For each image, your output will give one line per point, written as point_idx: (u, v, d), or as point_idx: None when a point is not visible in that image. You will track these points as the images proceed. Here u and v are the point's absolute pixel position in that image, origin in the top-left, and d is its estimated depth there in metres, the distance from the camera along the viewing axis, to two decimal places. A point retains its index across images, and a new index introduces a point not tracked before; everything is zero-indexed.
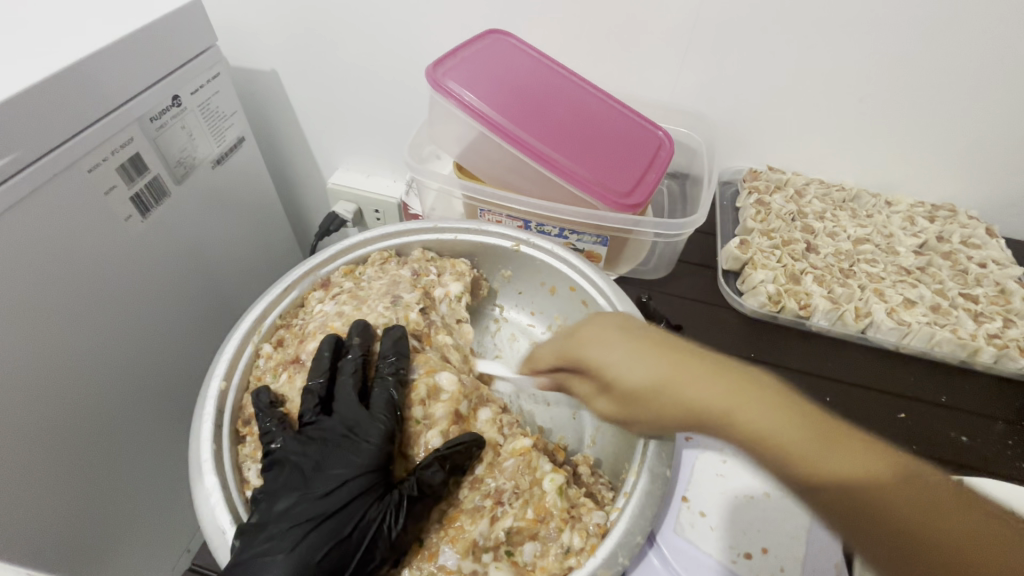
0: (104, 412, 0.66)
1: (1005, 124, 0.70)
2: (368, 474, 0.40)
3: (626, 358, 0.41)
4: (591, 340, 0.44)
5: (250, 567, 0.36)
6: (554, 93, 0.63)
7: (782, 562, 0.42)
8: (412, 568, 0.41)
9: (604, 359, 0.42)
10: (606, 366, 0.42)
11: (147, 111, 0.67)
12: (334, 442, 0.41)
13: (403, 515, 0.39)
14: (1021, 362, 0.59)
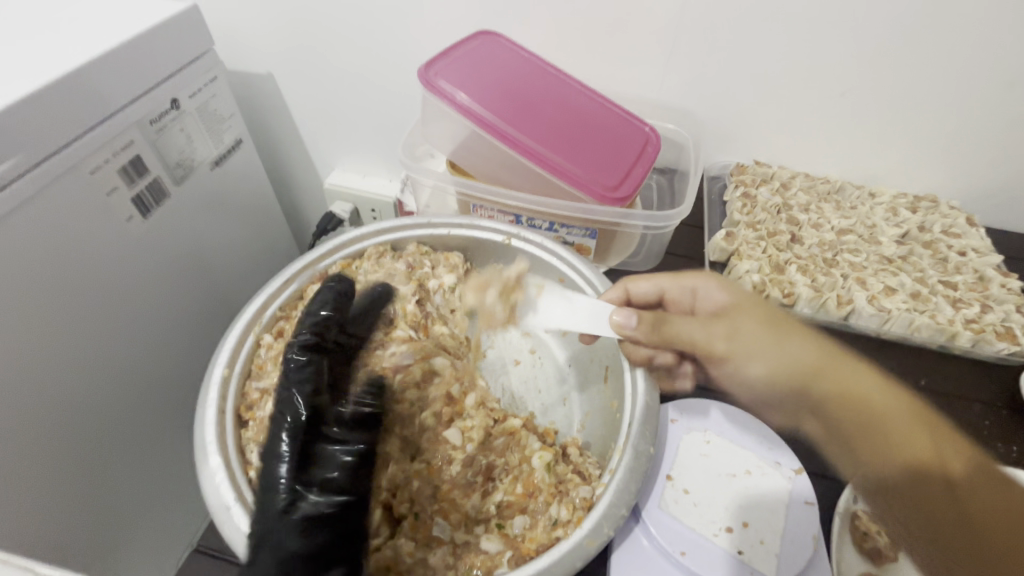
0: (109, 409, 0.68)
1: (982, 116, 0.72)
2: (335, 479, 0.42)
3: (748, 301, 0.48)
4: (711, 283, 0.50)
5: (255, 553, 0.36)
6: (543, 92, 0.65)
7: (762, 535, 0.43)
8: (407, 536, 0.44)
9: (730, 295, 0.49)
10: (731, 303, 0.49)
11: (147, 114, 0.69)
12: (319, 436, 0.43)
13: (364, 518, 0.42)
14: (998, 346, 0.60)
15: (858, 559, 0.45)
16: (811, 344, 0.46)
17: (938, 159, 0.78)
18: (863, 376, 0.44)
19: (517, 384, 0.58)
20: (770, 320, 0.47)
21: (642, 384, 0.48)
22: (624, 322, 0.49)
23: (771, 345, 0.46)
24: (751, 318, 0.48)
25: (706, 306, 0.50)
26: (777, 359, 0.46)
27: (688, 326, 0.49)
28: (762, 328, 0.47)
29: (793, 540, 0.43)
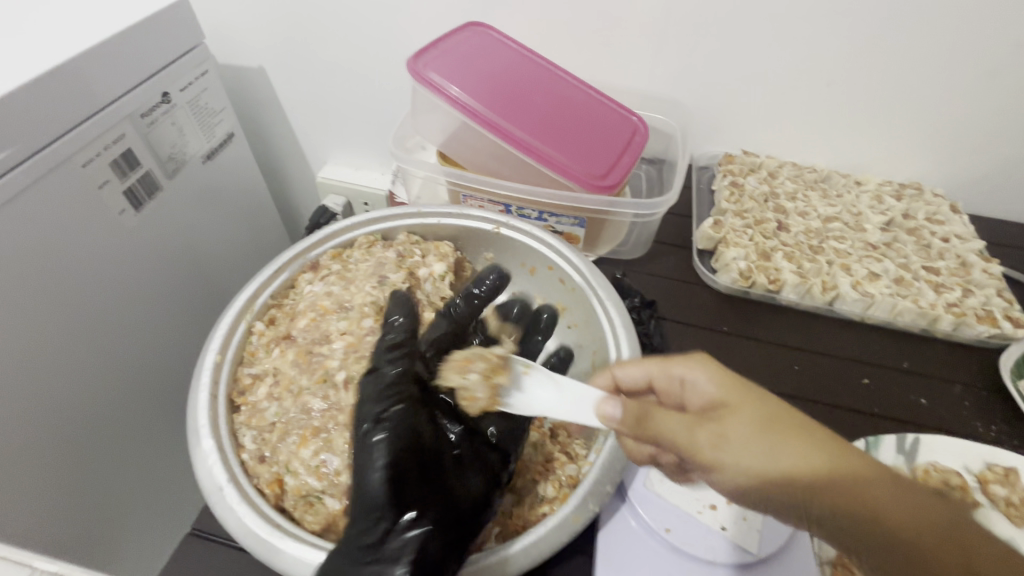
0: (105, 400, 0.68)
1: (964, 105, 0.74)
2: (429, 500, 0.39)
3: (737, 388, 0.38)
4: (690, 363, 0.41)
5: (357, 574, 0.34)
6: (532, 82, 0.66)
7: (745, 512, 0.44)
8: None
9: (721, 386, 0.38)
10: (716, 391, 0.38)
11: (139, 107, 0.69)
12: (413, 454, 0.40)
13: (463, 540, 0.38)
14: (978, 328, 0.62)
15: None
16: (808, 437, 0.35)
17: (923, 147, 0.79)
18: (862, 478, 0.34)
19: None
20: (760, 409, 0.36)
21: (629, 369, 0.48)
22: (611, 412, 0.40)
23: (765, 448, 0.35)
24: (749, 417, 0.36)
25: (691, 392, 0.40)
26: (773, 470, 0.34)
27: (677, 427, 0.37)
28: (758, 430, 0.35)
29: (775, 516, 0.44)
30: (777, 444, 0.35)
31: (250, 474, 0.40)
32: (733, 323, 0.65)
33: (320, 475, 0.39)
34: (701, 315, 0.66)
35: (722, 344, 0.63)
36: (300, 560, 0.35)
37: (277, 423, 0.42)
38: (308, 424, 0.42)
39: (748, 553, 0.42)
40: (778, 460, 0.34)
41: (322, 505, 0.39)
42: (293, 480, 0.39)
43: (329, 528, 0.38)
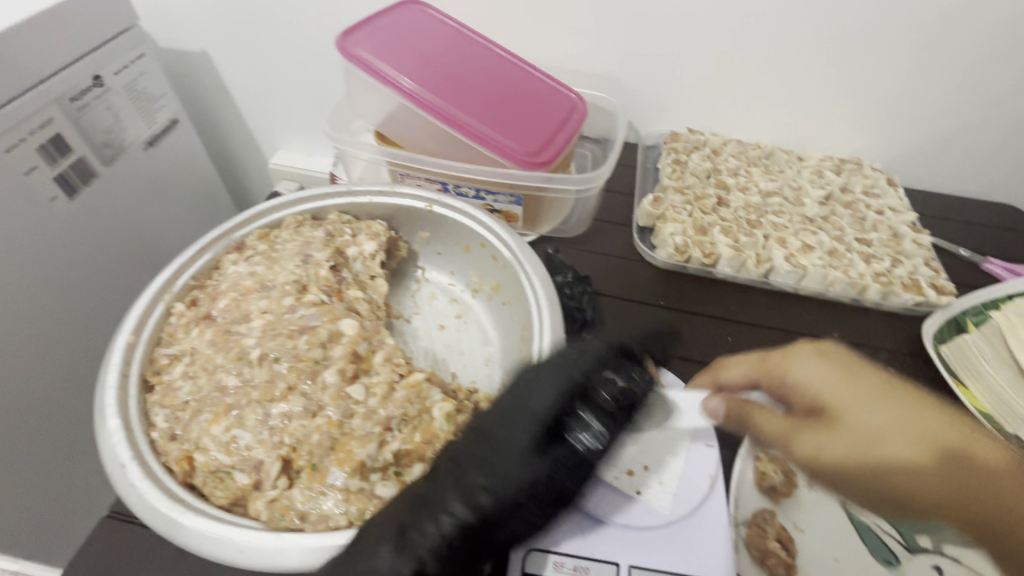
0: (54, 391, 0.67)
1: (899, 79, 0.75)
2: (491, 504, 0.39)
3: (848, 386, 0.43)
4: (800, 360, 0.47)
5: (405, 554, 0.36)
6: (468, 61, 0.65)
7: (660, 476, 0.47)
8: (300, 488, 0.38)
9: (818, 373, 0.45)
10: (820, 388, 0.43)
11: (66, 91, 0.66)
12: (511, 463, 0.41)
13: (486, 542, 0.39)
14: (904, 297, 0.63)
15: (757, 496, 0.48)
16: (913, 430, 0.39)
17: (862, 123, 0.80)
18: (960, 445, 0.38)
19: (441, 349, 0.58)
20: (864, 404, 0.41)
21: (548, 337, 0.48)
22: (718, 407, 0.49)
23: (867, 419, 0.40)
24: (855, 418, 0.40)
25: (797, 389, 0.45)
26: (873, 438, 0.39)
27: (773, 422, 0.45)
28: (861, 404, 0.41)
29: (689, 480, 0.47)
30: (866, 413, 0.40)
31: (159, 453, 0.40)
32: (669, 297, 0.66)
33: (230, 451, 0.39)
34: (640, 290, 0.67)
35: (657, 317, 0.64)
36: (202, 533, 0.35)
37: (191, 402, 0.42)
38: (221, 402, 0.41)
39: (661, 514, 0.45)
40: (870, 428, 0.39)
41: (231, 479, 0.39)
42: (202, 456, 0.39)
43: (238, 502, 0.38)
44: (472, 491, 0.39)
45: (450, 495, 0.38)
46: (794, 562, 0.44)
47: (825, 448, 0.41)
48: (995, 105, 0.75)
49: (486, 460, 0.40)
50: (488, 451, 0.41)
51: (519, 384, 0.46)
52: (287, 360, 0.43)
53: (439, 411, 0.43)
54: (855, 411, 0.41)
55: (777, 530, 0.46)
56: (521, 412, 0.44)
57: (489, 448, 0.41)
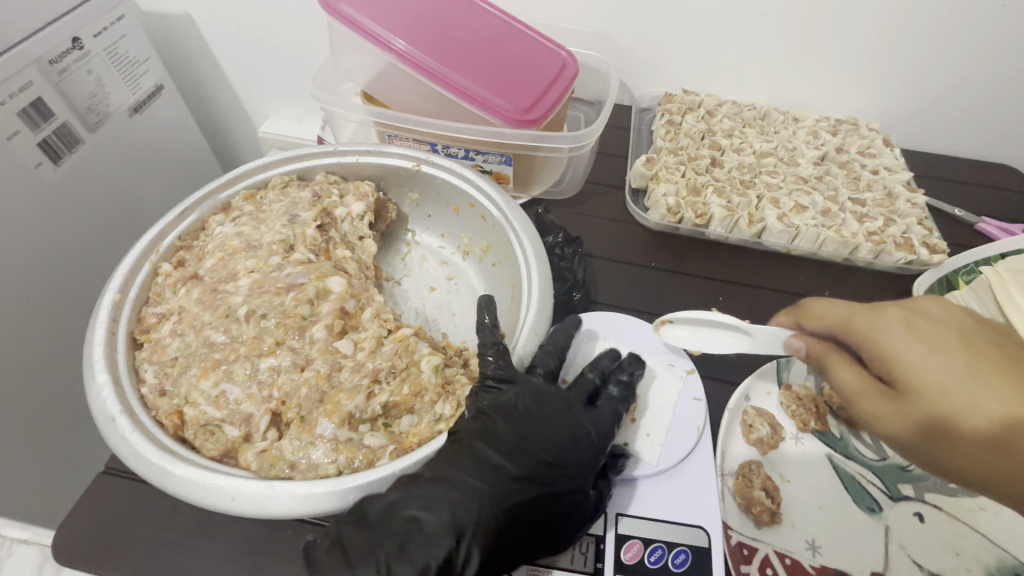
0: (53, 356, 0.69)
1: (901, 34, 0.73)
2: (521, 482, 0.39)
3: (935, 360, 0.38)
4: (883, 325, 0.41)
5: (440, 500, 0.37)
6: (458, 18, 0.63)
7: (647, 429, 0.46)
8: (289, 439, 0.40)
9: (905, 335, 0.39)
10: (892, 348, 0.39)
11: (44, 53, 0.64)
12: (538, 432, 0.42)
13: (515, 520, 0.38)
14: (897, 255, 0.63)
15: (745, 449, 0.48)
16: (996, 412, 0.36)
17: (860, 81, 0.78)
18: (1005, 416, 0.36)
19: (432, 309, 0.59)
20: (946, 387, 0.37)
21: (537, 293, 0.48)
22: (797, 347, 0.46)
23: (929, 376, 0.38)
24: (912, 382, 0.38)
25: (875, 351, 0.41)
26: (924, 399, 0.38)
27: (848, 373, 0.42)
28: (931, 360, 0.38)
29: (675, 434, 0.46)
30: (935, 369, 0.38)
31: (149, 407, 0.41)
32: (662, 259, 0.66)
33: (220, 405, 0.41)
34: (631, 251, 0.66)
35: (648, 278, 0.63)
36: (191, 482, 0.36)
37: (179, 358, 0.43)
38: (209, 357, 0.43)
39: (647, 465, 0.44)
40: (923, 383, 0.38)
41: (221, 433, 0.40)
42: (191, 410, 0.40)
43: (228, 453, 0.40)
44: (504, 478, 0.39)
45: (480, 464, 0.39)
46: (779, 510, 0.45)
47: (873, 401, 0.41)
48: (997, 60, 0.73)
49: (484, 429, 0.40)
50: (515, 453, 0.40)
51: (517, 387, 0.43)
52: (274, 316, 0.44)
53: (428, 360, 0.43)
54: (923, 367, 0.38)
55: (762, 480, 0.46)
56: (535, 416, 0.42)
57: (516, 454, 0.40)
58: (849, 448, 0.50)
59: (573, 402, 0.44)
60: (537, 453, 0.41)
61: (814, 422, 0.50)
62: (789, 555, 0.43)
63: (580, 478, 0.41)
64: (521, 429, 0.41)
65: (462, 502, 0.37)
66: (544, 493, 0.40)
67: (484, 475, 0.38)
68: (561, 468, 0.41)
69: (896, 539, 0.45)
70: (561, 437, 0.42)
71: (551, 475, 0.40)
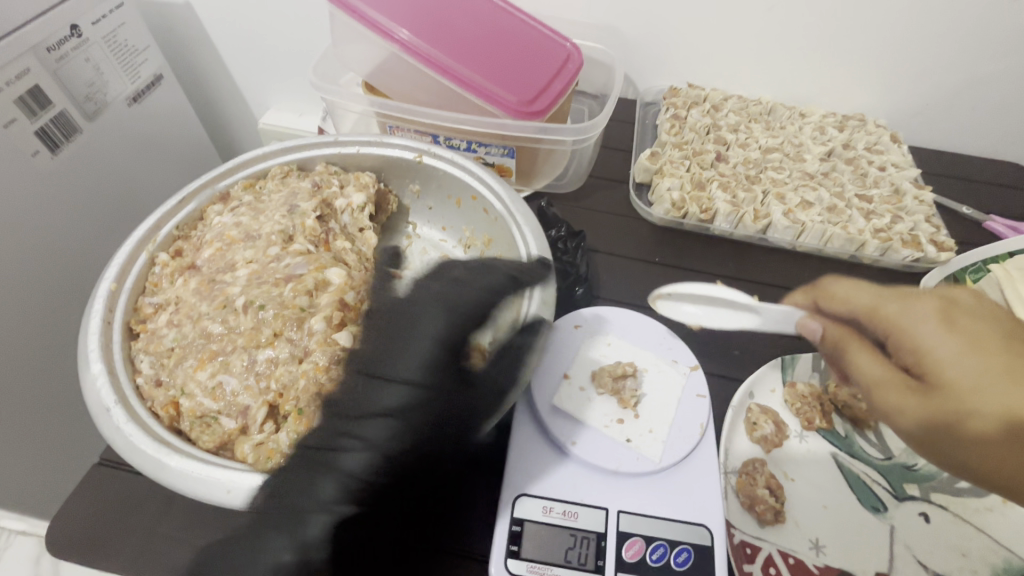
0: (51, 347, 0.68)
1: (909, 30, 0.72)
2: (369, 425, 0.37)
3: (966, 355, 0.35)
4: (915, 315, 0.38)
5: (292, 476, 0.35)
6: (462, 8, 0.63)
7: (651, 424, 0.45)
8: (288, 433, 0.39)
9: (938, 320, 0.37)
10: (919, 335, 0.37)
11: (43, 40, 0.63)
12: (380, 372, 0.40)
13: (365, 465, 0.36)
14: (903, 253, 0.62)
15: (748, 447, 0.48)
16: (1010, 409, 0.32)
17: (866, 77, 0.77)
18: None
19: None
20: (977, 384, 0.33)
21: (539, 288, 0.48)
22: (813, 328, 0.47)
23: (956, 362, 0.35)
24: (941, 369, 0.35)
25: (902, 338, 0.38)
26: (947, 387, 0.35)
27: (870, 365, 0.40)
28: (964, 348, 0.35)
29: (679, 429, 0.45)
30: (964, 356, 0.35)
31: (144, 397, 0.40)
32: (665, 254, 0.65)
33: (216, 396, 0.40)
34: (635, 246, 0.65)
35: (652, 274, 0.62)
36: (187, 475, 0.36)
37: (175, 349, 0.43)
38: (206, 348, 0.42)
39: (650, 461, 0.43)
40: (948, 370, 0.35)
41: (218, 424, 0.40)
42: (187, 402, 0.40)
43: (224, 446, 0.40)
44: (352, 430, 0.37)
45: (332, 424, 0.38)
46: (783, 509, 0.44)
47: (891, 391, 0.38)
48: (1006, 57, 0.72)
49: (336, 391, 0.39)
50: (362, 399, 0.38)
51: (386, 313, 0.43)
52: (272, 307, 0.43)
53: (312, 277, 0.45)
54: (955, 353, 0.35)
55: (766, 479, 0.45)
56: (382, 359, 0.40)
57: (375, 391, 0.39)
58: (854, 448, 0.49)
59: (422, 333, 0.42)
60: (378, 392, 0.39)
61: (819, 420, 0.49)
62: (793, 554, 0.43)
63: (430, 404, 0.38)
64: (369, 373, 0.40)
65: (302, 479, 0.35)
66: (418, 414, 0.38)
67: (331, 443, 0.36)
68: (423, 386, 0.39)
69: (901, 539, 0.44)
70: (410, 369, 0.40)
71: (401, 406, 0.38)
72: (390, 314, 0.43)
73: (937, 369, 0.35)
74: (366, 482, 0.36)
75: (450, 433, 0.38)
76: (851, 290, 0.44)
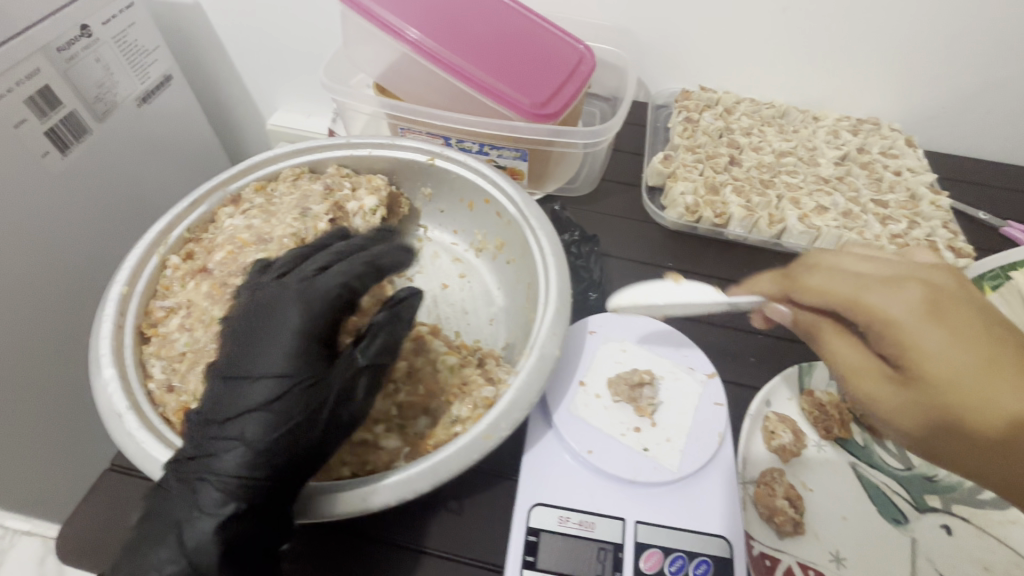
0: (61, 349, 0.68)
1: (925, 33, 0.71)
2: (229, 429, 0.36)
3: (968, 356, 0.30)
4: (905, 308, 0.32)
5: (175, 484, 0.35)
6: (474, 9, 0.62)
7: (668, 433, 0.44)
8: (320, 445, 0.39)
9: (931, 316, 0.31)
10: (909, 334, 0.31)
11: (53, 40, 0.63)
12: (235, 370, 0.38)
13: (233, 471, 0.35)
14: (921, 259, 0.62)
15: (766, 456, 0.47)
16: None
17: (881, 81, 0.77)
18: None
19: (445, 308, 0.57)
20: (981, 386, 0.30)
21: (555, 292, 0.47)
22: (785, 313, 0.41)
23: (963, 367, 0.30)
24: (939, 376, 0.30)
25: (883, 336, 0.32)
26: (952, 397, 0.30)
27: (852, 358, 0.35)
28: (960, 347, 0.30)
29: (697, 438, 0.44)
30: (967, 361, 0.30)
31: (156, 404, 0.40)
32: (679, 259, 0.64)
33: None
34: (648, 250, 0.65)
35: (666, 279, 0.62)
36: None
37: (187, 354, 0.43)
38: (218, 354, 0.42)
39: (668, 471, 0.42)
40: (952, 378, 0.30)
41: None
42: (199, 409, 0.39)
43: None
44: (220, 434, 0.36)
45: (207, 427, 0.37)
46: (803, 521, 0.43)
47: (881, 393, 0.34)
48: None
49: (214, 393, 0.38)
50: (224, 401, 0.37)
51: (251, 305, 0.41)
52: None
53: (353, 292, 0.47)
54: (957, 358, 0.30)
55: (786, 490, 0.44)
56: (238, 355, 0.38)
57: (240, 391, 0.37)
58: (874, 458, 0.48)
59: (276, 327, 0.39)
60: (235, 391, 0.37)
61: (838, 430, 0.48)
62: (813, 567, 0.42)
63: (286, 401, 0.36)
64: (232, 372, 0.38)
65: (181, 488, 0.35)
66: (284, 409, 0.36)
67: (204, 449, 0.36)
68: (279, 380, 0.36)
69: (923, 552, 0.43)
70: (262, 365, 0.37)
71: (258, 404, 0.36)
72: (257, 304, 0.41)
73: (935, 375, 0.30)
74: (242, 479, 0.35)
75: (318, 427, 0.36)
76: (825, 276, 0.36)
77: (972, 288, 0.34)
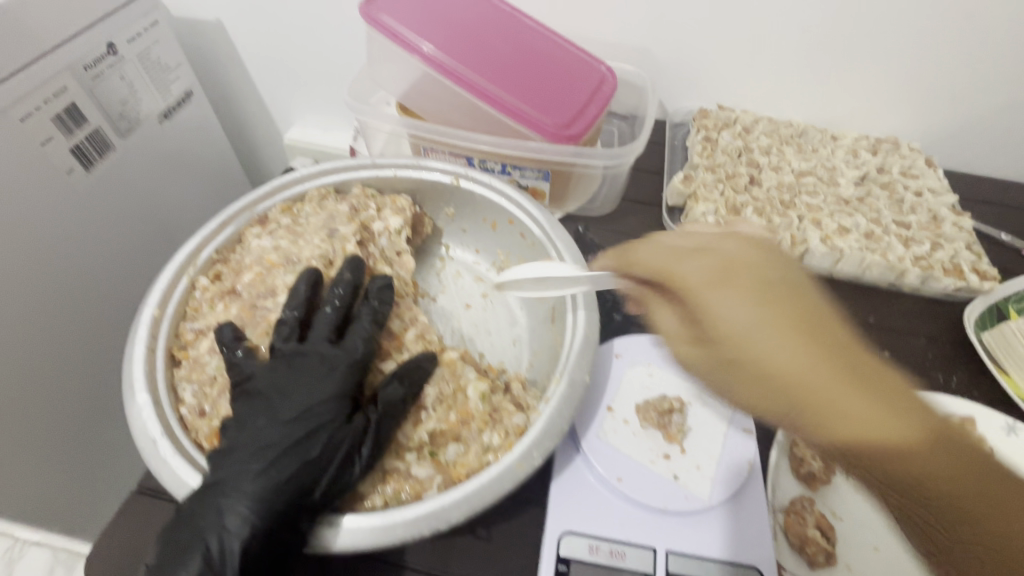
0: (80, 365, 0.68)
1: (944, 54, 0.71)
2: (267, 453, 0.38)
3: (763, 322, 0.29)
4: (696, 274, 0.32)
5: (204, 501, 0.36)
6: (498, 31, 0.63)
7: (698, 461, 0.44)
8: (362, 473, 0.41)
9: (723, 285, 0.30)
10: (717, 306, 0.30)
11: (79, 59, 0.64)
12: (278, 397, 0.41)
13: (271, 494, 0.37)
14: (944, 282, 0.62)
15: (795, 485, 0.46)
16: (848, 399, 0.26)
17: (899, 101, 0.77)
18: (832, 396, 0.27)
19: (469, 329, 0.57)
20: (761, 341, 0.28)
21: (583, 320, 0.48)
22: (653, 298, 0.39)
23: (752, 332, 0.29)
24: (760, 350, 0.28)
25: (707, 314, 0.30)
26: (766, 368, 0.28)
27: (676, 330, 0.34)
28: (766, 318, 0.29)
29: (727, 467, 0.44)
30: (762, 329, 0.29)
31: (188, 429, 0.41)
32: None
33: None
34: None
35: None
36: None
37: (218, 377, 0.43)
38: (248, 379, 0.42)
39: (699, 500, 0.42)
40: (760, 349, 0.28)
41: None
42: (230, 434, 0.40)
43: None
44: (256, 457, 0.38)
45: (240, 451, 0.38)
46: (834, 551, 0.43)
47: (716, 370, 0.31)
48: None
49: (250, 417, 0.40)
50: (264, 427, 0.39)
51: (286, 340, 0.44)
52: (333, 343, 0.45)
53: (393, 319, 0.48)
54: (750, 321, 0.29)
55: (816, 519, 0.44)
56: (278, 384, 0.41)
57: (281, 420, 0.40)
58: None
59: (318, 362, 0.42)
60: (273, 419, 0.40)
61: None
62: None
63: (328, 431, 0.39)
64: (270, 401, 0.41)
65: (206, 514, 0.36)
66: (325, 438, 0.39)
67: (239, 471, 0.37)
68: (321, 412, 0.40)
69: None
70: (304, 398, 0.40)
71: (299, 431, 0.39)
72: (287, 340, 0.44)
73: (741, 346, 0.29)
74: (274, 500, 0.37)
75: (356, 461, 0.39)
76: (651, 249, 0.37)
77: (776, 258, 0.33)
